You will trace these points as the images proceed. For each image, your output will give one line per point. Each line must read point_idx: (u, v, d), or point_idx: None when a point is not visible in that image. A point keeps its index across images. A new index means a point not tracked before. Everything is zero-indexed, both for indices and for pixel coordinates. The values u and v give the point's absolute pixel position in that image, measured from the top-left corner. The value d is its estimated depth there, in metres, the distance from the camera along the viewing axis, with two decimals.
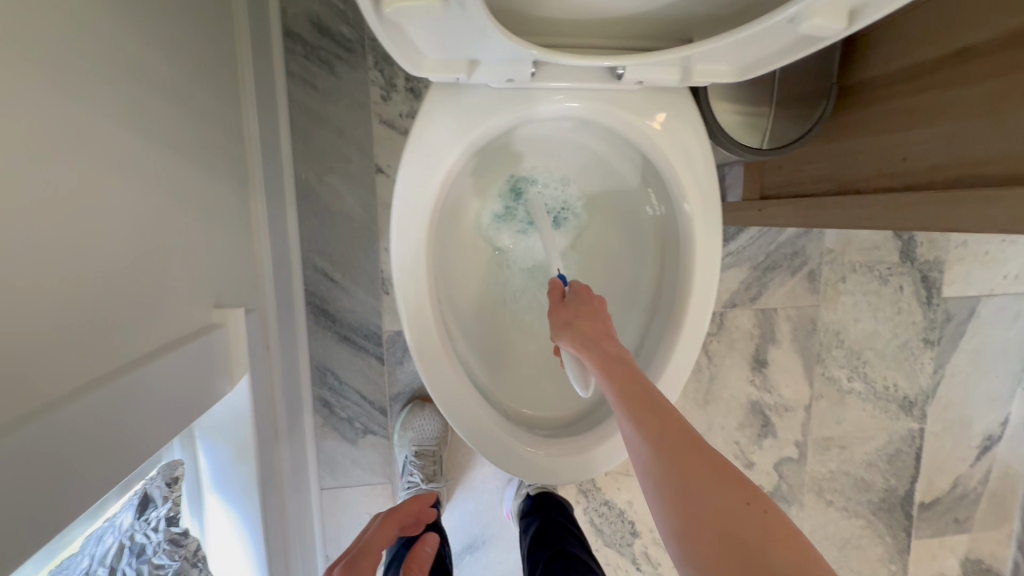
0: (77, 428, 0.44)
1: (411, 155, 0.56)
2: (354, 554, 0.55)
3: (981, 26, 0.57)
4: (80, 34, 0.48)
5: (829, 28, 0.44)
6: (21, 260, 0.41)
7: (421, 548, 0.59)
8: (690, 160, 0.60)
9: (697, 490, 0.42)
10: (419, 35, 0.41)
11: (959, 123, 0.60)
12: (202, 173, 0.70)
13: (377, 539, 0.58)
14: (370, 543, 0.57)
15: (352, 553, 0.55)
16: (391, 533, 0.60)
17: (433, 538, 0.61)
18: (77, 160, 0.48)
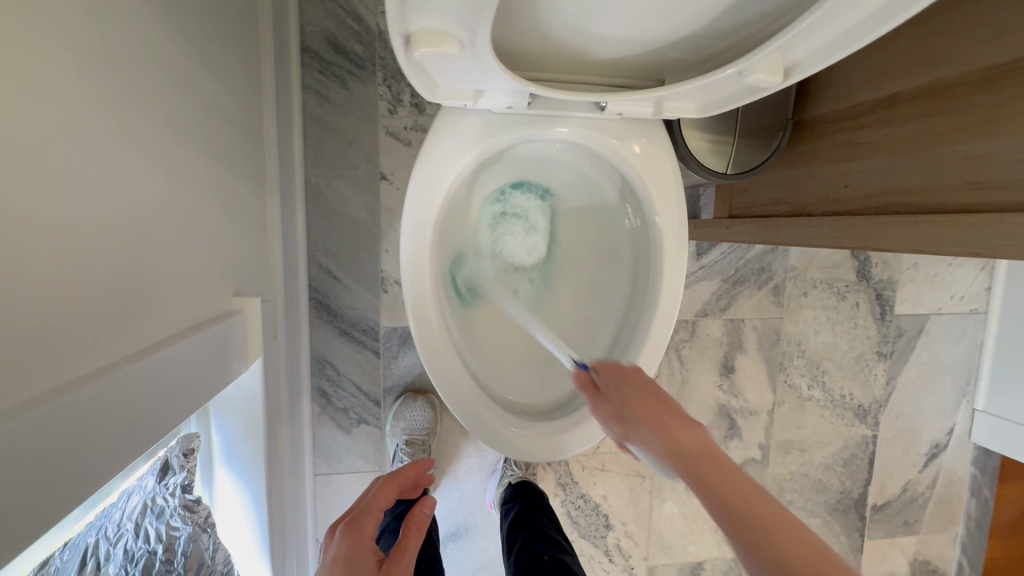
0: (116, 393, 0.51)
1: (422, 166, 0.65)
2: (357, 514, 0.61)
3: (906, 78, 0.68)
4: (128, 54, 0.56)
5: (768, 81, 0.53)
6: (79, 242, 0.48)
7: (419, 511, 0.62)
8: (661, 181, 0.70)
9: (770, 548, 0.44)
10: (436, 72, 0.50)
11: (888, 159, 0.71)
12: (226, 173, 0.77)
13: (378, 501, 0.63)
14: (372, 506, 0.62)
15: (355, 514, 0.61)
16: (391, 495, 0.65)
17: (430, 501, 0.64)
18: (126, 158, 0.56)
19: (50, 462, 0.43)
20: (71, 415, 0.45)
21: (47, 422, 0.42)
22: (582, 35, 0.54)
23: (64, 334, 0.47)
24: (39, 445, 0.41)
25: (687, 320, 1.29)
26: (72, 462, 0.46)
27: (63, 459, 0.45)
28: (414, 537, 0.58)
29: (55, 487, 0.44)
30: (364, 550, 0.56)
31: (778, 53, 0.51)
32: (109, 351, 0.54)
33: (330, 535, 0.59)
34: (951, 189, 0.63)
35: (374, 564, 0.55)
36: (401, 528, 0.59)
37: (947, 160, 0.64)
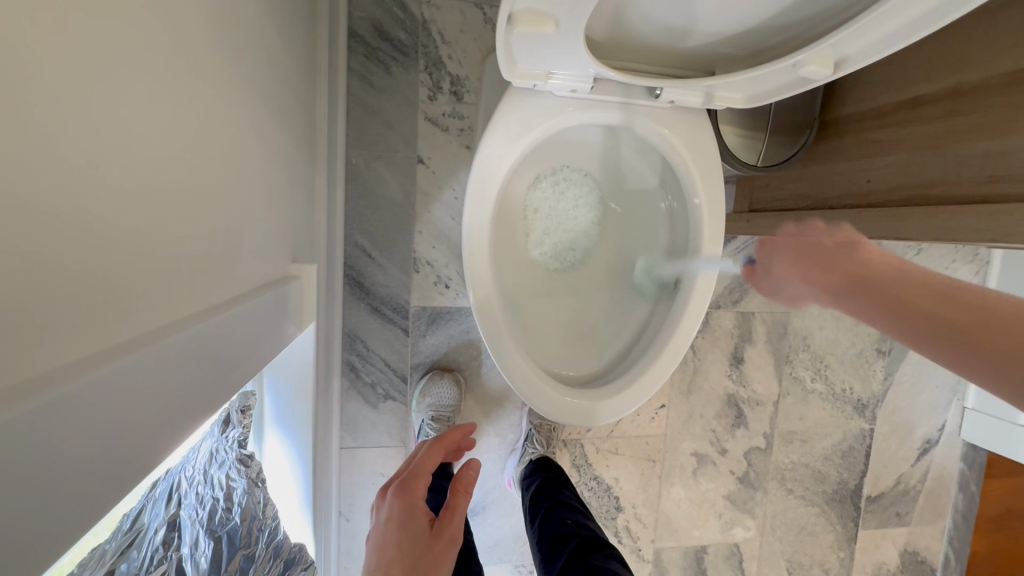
0: (211, 336, 0.55)
1: (489, 141, 0.69)
2: (408, 477, 0.72)
3: (930, 82, 0.74)
4: (226, 24, 0.60)
5: (819, 73, 0.59)
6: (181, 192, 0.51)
7: (466, 472, 0.72)
8: (706, 167, 0.75)
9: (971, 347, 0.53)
10: (521, 53, 0.55)
11: (909, 156, 0.77)
12: (285, 144, 0.80)
13: (424, 465, 0.74)
14: (420, 468, 0.74)
15: (405, 478, 0.73)
16: (437, 459, 0.76)
17: (475, 462, 0.74)
18: (218, 119, 0.59)
19: (166, 391, 0.47)
20: (182, 350, 0.49)
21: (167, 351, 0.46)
22: (652, 24, 0.59)
23: (173, 277, 0.51)
24: (163, 372, 0.45)
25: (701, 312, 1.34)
26: (181, 394, 0.50)
27: (174, 391, 0.48)
28: (460, 498, 0.69)
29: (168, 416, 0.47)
30: (417, 511, 0.68)
31: (831, 48, 0.57)
32: (198, 300, 0.57)
33: (385, 497, 0.71)
34: (969, 182, 0.69)
35: (427, 522, 0.67)
36: (450, 490, 0.70)
37: (968, 156, 0.69)
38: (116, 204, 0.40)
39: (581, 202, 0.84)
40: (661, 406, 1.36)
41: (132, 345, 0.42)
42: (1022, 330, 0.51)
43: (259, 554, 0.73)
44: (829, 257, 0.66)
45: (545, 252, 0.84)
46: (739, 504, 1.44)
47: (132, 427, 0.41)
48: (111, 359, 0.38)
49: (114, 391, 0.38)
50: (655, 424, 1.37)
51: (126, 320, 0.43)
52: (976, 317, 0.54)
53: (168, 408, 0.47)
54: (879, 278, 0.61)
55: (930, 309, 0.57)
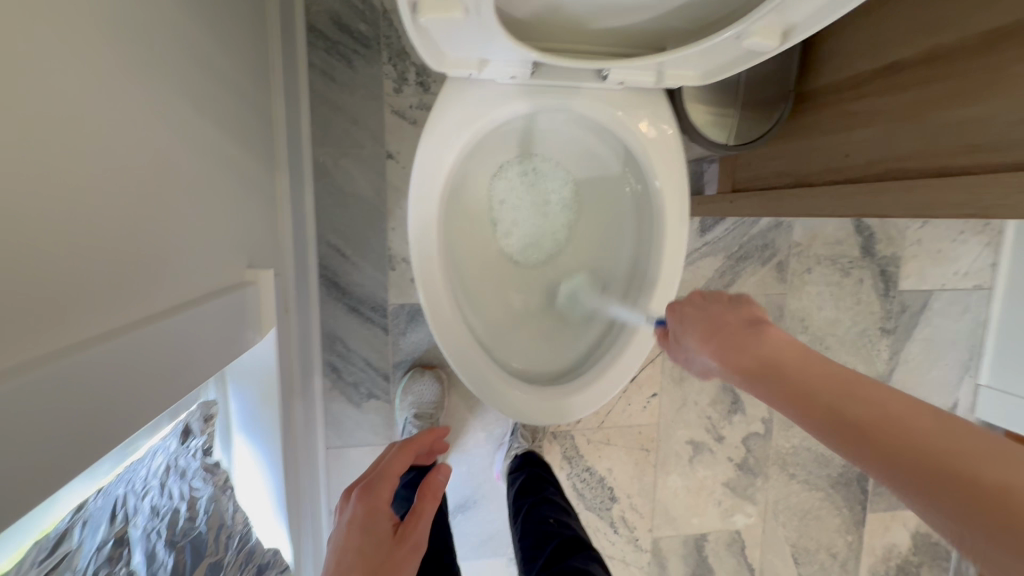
0: (143, 350, 0.54)
1: (429, 137, 0.67)
2: (374, 478, 0.64)
3: (906, 46, 0.68)
4: (147, 28, 0.58)
5: (766, 44, 0.54)
6: (91, 207, 0.50)
7: (435, 477, 0.64)
8: (665, 148, 0.71)
9: (927, 491, 0.36)
10: (440, 40, 0.52)
11: (888, 127, 0.71)
12: (236, 148, 0.79)
13: (393, 466, 0.66)
14: (388, 469, 0.65)
15: (370, 479, 0.64)
16: (408, 461, 0.68)
17: (446, 468, 0.66)
18: (142, 130, 0.58)
19: (77, 416, 0.45)
20: (103, 366, 0.48)
21: (80, 370, 0.45)
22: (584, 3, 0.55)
23: (86, 295, 0.49)
24: (75, 390, 0.44)
25: (690, 296, 1.30)
26: (105, 411, 0.49)
27: (95, 408, 0.48)
28: (429, 504, 0.61)
29: (85, 434, 0.47)
30: (381, 514, 0.60)
31: (776, 16, 0.52)
32: (130, 315, 0.56)
33: (347, 498, 0.62)
34: (947, 152, 0.65)
35: (390, 527, 0.59)
36: (418, 494, 0.62)
37: (947, 124, 0.64)
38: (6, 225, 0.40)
39: (546, 193, 0.82)
40: (653, 395, 1.33)
41: (38, 364, 0.41)
42: (973, 469, 0.35)
43: (228, 560, 0.74)
44: (732, 335, 0.54)
45: (510, 247, 0.82)
46: (739, 490, 1.41)
47: (35, 449, 0.40)
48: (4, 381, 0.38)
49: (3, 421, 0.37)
50: (648, 413, 1.34)
51: (31, 342, 0.42)
52: (920, 447, 0.37)
53: (85, 426, 0.46)
54: (793, 373, 0.47)
55: (858, 430, 0.41)
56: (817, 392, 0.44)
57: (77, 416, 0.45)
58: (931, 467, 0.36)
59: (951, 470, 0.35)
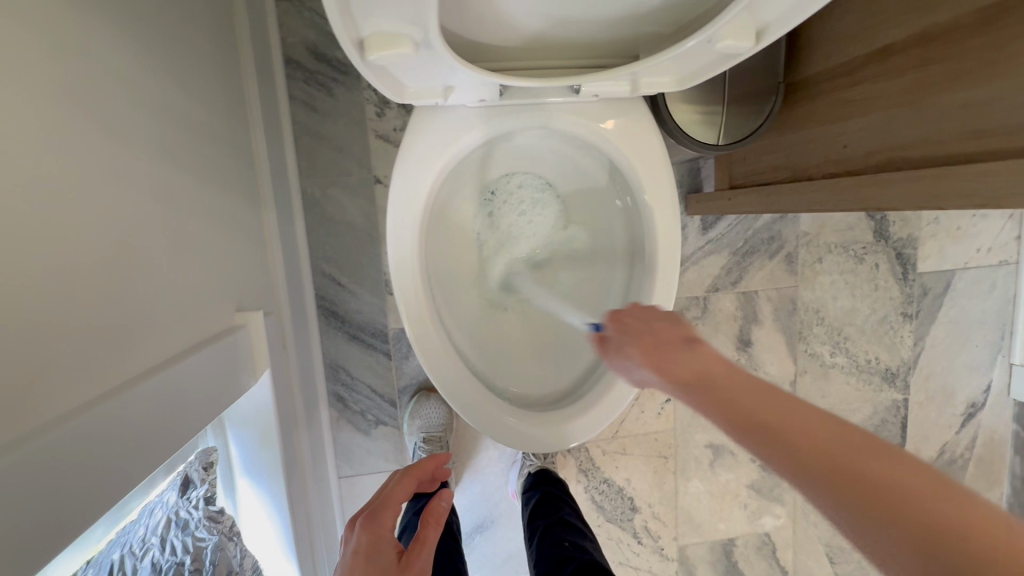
0: (128, 412, 0.53)
1: (401, 171, 0.65)
2: (376, 507, 0.61)
3: (897, 27, 0.64)
4: (110, 85, 0.57)
5: (740, 46, 0.52)
6: (67, 277, 0.49)
7: (437, 505, 0.62)
8: (648, 157, 0.68)
9: (831, 495, 0.39)
10: (396, 71, 0.50)
11: (886, 114, 0.67)
12: (217, 192, 0.78)
13: (395, 495, 0.64)
14: (390, 498, 0.63)
15: (373, 507, 0.62)
16: (410, 489, 0.66)
17: (448, 495, 0.64)
18: (116, 188, 0.57)
19: (58, 493, 0.45)
20: (79, 439, 0.47)
21: (53, 449, 0.44)
22: (546, 19, 0.53)
23: (70, 367, 0.49)
24: (49, 471, 0.43)
25: (697, 297, 1.26)
26: (84, 485, 0.48)
27: (74, 481, 0.47)
28: (433, 529, 0.57)
29: (65, 511, 0.46)
30: (385, 542, 0.57)
31: (747, 16, 0.50)
32: (117, 376, 0.55)
33: (350, 529, 0.60)
34: (952, 138, 0.60)
35: (395, 556, 0.55)
36: (420, 520, 0.58)
37: (950, 108, 0.60)
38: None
39: (534, 210, 0.80)
40: (666, 400, 1.29)
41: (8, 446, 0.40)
42: (878, 474, 0.38)
43: None
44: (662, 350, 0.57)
45: (501, 266, 0.80)
46: (766, 491, 1.36)
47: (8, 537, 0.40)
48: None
49: None
50: (663, 419, 1.30)
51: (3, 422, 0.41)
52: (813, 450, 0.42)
53: (61, 504, 0.45)
54: (709, 386, 0.51)
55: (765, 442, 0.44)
56: (733, 411, 0.47)
57: (59, 493, 0.45)
58: (856, 478, 0.39)
59: (854, 485, 0.39)
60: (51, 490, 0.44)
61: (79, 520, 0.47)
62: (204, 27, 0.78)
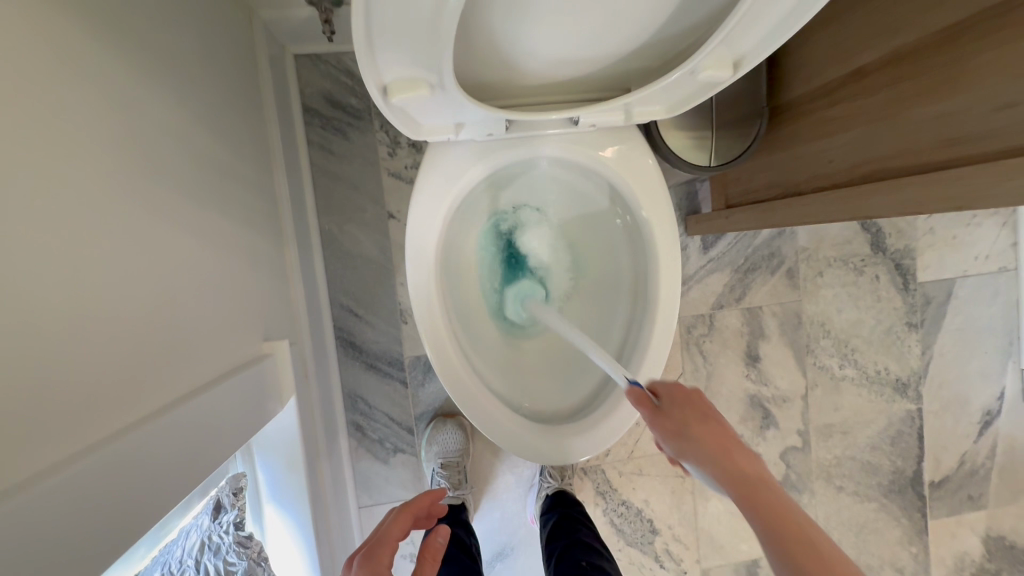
0: (170, 432, 0.58)
1: (417, 202, 0.70)
2: (372, 545, 0.58)
3: (866, 51, 0.69)
4: (152, 136, 0.63)
5: (719, 75, 0.57)
6: (120, 307, 0.55)
7: (435, 538, 0.60)
8: (646, 178, 0.74)
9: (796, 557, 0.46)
10: (415, 112, 0.57)
11: (864, 131, 0.72)
12: (244, 230, 0.84)
13: (391, 531, 0.60)
14: (387, 535, 0.59)
15: (369, 545, 0.58)
16: (407, 524, 0.63)
17: (445, 528, 0.61)
18: (162, 229, 0.63)
19: (106, 505, 0.48)
20: (127, 455, 0.51)
21: (106, 464, 0.48)
22: (545, 60, 0.59)
23: (120, 389, 0.54)
24: (99, 484, 0.47)
25: (703, 314, 1.29)
26: (124, 505, 0.50)
27: (124, 496, 0.50)
28: (430, 566, 0.58)
29: (114, 524, 0.49)
30: None
31: (723, 50, 0.55)
32: (161, 400, 0.60)
33: (346, 569, 0.57)
34: (929, 148, 0.65)
35: None
36: (417, 556, 0.58)
37: (926, 119, 0.64)
38: (24, 341, 0.42)
39: (540, 234, 0.84)
40: None
41: (70, 461, 0.45)
42: None
43: None
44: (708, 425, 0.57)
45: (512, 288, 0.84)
46: None
47: (64, 544, 0.43)
48: (27, 488, 0.40)
49: (35, 519, 0.40)
50: None
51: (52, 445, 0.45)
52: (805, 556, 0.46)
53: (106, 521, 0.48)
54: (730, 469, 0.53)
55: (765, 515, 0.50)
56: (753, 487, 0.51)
57: (109, 506, 0.49)
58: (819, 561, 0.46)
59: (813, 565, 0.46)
60: (96, 506, 0.47)
61: (128, 531, 0.50)
62: (233, 83, 0.86)
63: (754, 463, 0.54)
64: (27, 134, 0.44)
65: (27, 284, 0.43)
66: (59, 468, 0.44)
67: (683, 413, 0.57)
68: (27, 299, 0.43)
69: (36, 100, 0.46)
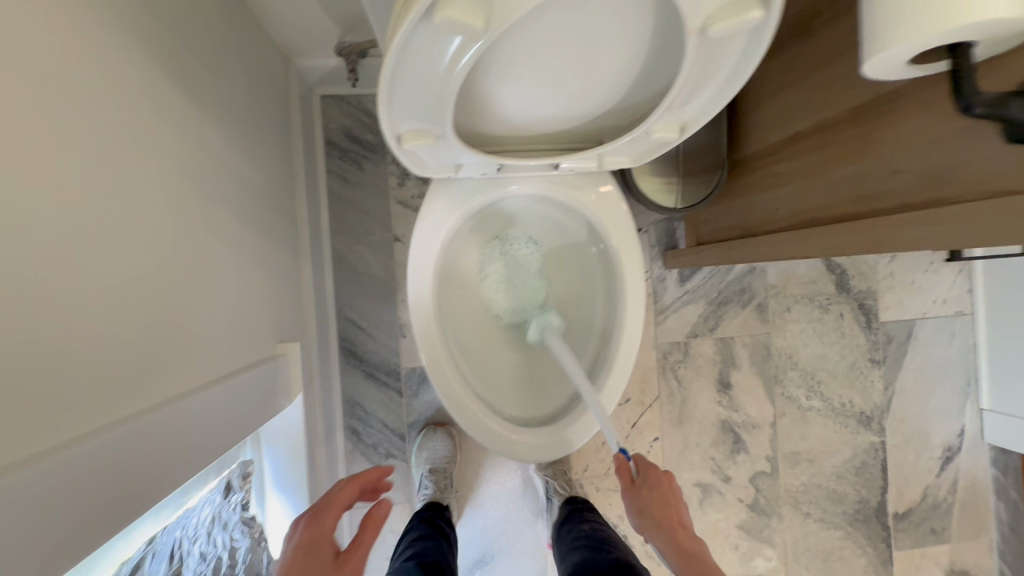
0: (197, 410, 0.68)
1: (420, 230, 0.83)
2: (318, 509, 0.68)
3: (799, 118, 0.82)
4: (202, 163, 0.75)
5: (668, 136, 0.70)
6: (165, 302, 0.66)
7: (378, 509, 0.68)
8: (613, 215, 0.86)
9: None
10: (422, 155, 0.70)
11: (800, 184, 0.84)
12: (267, 245, 0.97)
13: (338, 499, 0.70)
14: (334, 501, 0.69)
15: (316, 510, 0.69)
16: (353, 495, 0.72)
17: (389, 500, 0.69)
18: (202, 239, 0.75)
19: (148, 463, 0.58)
20: (164, 424, 0.61)
21: (150, 428, 0.58)
22: (530, 118, 0.72)
23: (161, 370, 0.64)
24: (144, 444, 0.57)
25: (679, 342, 1.40)
26: (161, 465, 0.60)
27: (161, 457, 0.60)
28: (370, 533, 0.65)
29: (154, 480, 0.59)
30: (322, 543, 0.64)
31: (672, 117, 0.69)
32: (192, 383, 0.70)
33: (293, 528, 0.67)
34: (844, 203, 0.76)
35: (331, 556, 0.63)
36: (360, 523, 0.66)
37: (841, 178, 0.75)
38: (92, 321, 0.53)
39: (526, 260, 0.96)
40: (655, 439, 1.40)
41: (123, 421, 0.55)
42: None
43: None
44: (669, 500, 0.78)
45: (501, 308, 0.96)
46: (755, 533, 1.43)
47: (116, 487, 0.53)
48: (94, 436, 0.50)
49: (100, 461, 0.51)
50: (653, 457, 1.40)
51: (108, 407, 0.55)
52: None
53: (150, 476, 0.57)
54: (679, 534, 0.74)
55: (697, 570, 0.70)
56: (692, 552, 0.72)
57: (150, 464, 0.59)
58: None
59: None
60: (142, 462, 0.57)
61: (161, 488, 0.60)
62: (267, 119, 1.00)
63: (694, 541, 0.74)
64: (110, 161, 0.57)
65: (101, 276, 0.55)
66: (117, 425, 0.54)
67: (649, 494, 0.77)
68: (99, 288, 0.54)
69: (120, 133, 0.59)
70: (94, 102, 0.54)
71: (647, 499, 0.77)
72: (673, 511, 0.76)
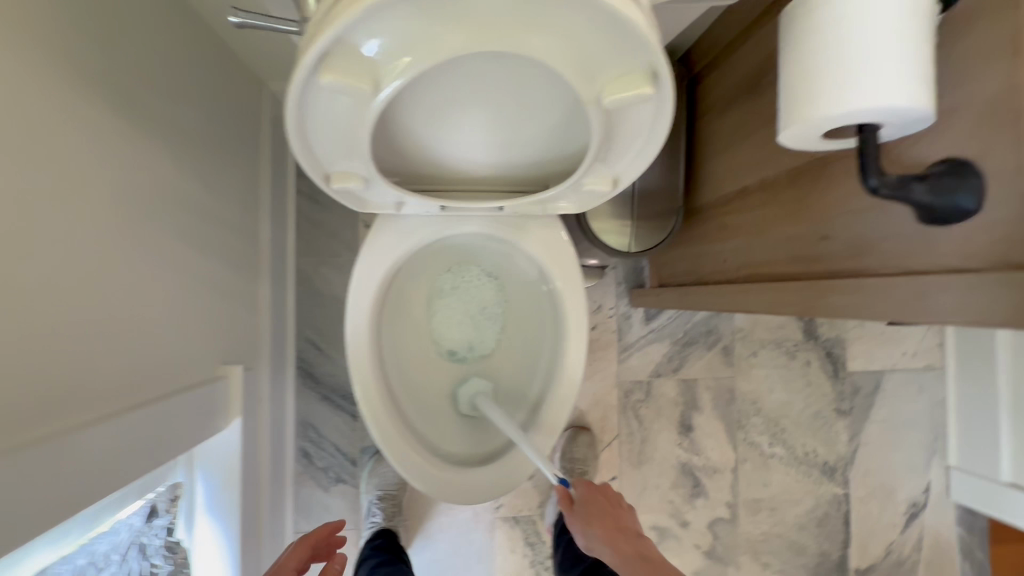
0: (126, 432, 0.67)
1: (363, 265, 0.83)
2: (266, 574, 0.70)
3: (746, 174, 0.82)
4: (155, 186, 0.76)
5: (601, 189, 0.71)
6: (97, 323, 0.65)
7: None
8: (559, 259, 0.86)
9: None
10: (356, 195, 0.70)
11: (745, 238, 0.84)
12: (223, 265, 0.97)
13: (285, 564, 0.71)
14: (281, 565, 0.71)
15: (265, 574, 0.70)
16: (302, 557, 0.73)
17: None
18: (146, 260, 0.75)
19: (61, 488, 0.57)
20: (85, 448, 0.60)
21: (66, 452, 0.58)
22: (468, 162, 0.72)
23: (87, 392, 0.64)
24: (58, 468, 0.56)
25: (642, 381, 1.39)
26: (76, 489, 0.59)
27: (79, 483, 0.59)
28: None
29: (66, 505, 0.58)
30: None
31: (603, 171, 0.69)
32: (122, 404, 0.70)
33: None
34: (782, 262, 0.76)
35: None
36: None
37: (780, 238, 0.75)
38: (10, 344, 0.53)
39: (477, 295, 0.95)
40: (612, 478, 1.38)
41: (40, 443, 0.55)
42: None
43: None
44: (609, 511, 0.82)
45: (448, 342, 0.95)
46: None
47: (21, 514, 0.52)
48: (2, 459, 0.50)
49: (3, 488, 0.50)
50: None
51: (21, 428, 0.54)
52: None
53: (61, 500, 0.57)
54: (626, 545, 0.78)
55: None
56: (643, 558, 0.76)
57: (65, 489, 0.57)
58: None
59: None
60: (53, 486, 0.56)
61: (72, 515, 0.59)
62: (233, 140, 1.01)
63: (638, 540, 0.79)
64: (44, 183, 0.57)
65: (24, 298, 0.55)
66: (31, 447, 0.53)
67: (586, 510, 0.81)
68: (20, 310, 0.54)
69: (59, 157, 0.59)
70: (32, 128, 0.55)
71: (588, 515, 0.80)
72: (614, 519, 0.81)
